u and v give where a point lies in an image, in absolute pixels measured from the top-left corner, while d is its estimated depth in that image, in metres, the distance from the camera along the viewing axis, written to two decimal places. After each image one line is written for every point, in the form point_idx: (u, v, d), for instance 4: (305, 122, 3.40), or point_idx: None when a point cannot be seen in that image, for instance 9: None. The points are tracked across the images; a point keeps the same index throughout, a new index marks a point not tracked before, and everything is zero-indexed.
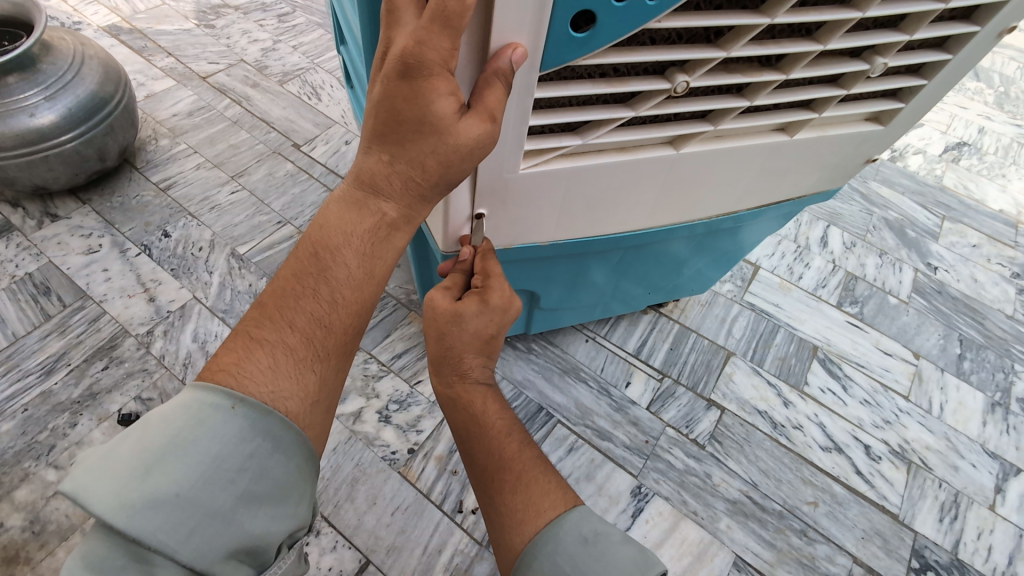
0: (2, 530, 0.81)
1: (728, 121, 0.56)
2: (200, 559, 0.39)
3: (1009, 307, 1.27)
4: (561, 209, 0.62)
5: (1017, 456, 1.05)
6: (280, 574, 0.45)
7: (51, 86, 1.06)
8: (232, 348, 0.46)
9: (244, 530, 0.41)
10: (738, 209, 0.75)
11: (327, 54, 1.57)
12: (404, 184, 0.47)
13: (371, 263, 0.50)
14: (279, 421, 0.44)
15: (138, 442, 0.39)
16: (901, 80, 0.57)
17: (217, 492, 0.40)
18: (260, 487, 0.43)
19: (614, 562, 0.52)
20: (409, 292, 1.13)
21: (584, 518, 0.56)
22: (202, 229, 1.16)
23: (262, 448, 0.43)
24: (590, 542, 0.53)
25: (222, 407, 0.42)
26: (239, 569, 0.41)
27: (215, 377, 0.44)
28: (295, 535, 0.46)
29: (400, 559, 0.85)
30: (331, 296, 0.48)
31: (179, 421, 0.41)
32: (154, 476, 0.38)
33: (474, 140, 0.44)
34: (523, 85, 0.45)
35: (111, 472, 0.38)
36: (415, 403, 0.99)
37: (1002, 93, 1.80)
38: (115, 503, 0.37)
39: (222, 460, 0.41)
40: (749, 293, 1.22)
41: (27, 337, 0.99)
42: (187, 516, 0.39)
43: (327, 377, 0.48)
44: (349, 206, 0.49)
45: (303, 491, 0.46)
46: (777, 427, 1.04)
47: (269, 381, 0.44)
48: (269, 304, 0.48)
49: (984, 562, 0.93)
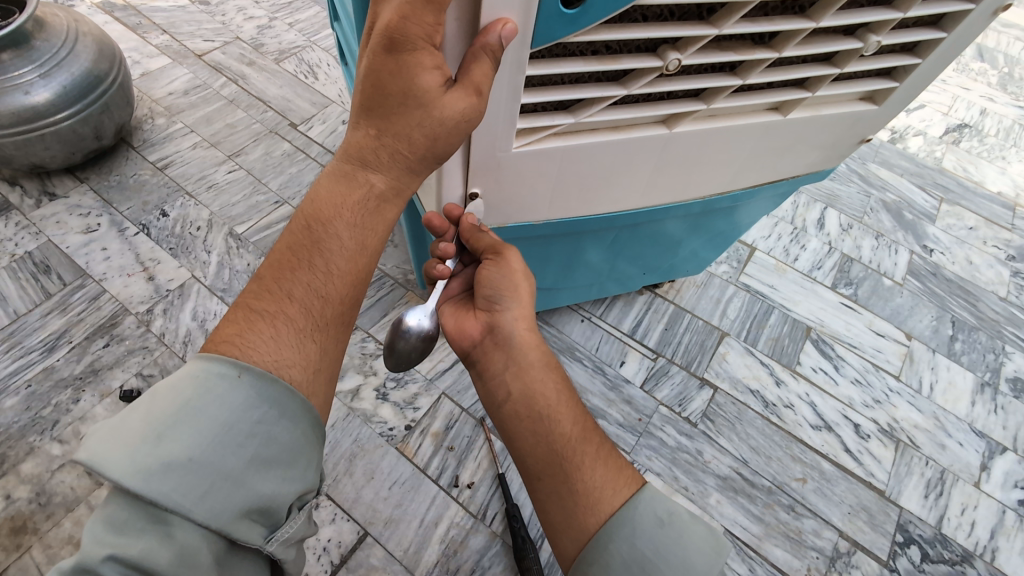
0: (10, 501, 0.83)
1: (722, 99, 0.56)
2: (215, 519, 0.40)
3: (1003, 290, 1.28)
4: (554, 189, 0.63)
5: (1004, 435, 1.07)
6: (293, 534, 0.45)
7: (46, 64, 1.06)
8: (233, 321, 0.47)
9: (255, 491, 0.42)
10: (732, 188, 0.75)
11: (324, 32, 1.55)
12: (392, 157, 0.48)
13: (363, 235, 0.51)
14: (283, 388, 0.45)
15: (148, 411, 0.41)
16: (896, 58, 0.57)
17: (227, 456, 0.41)
18: (269, 452, 0.43)
19: (693, 543, 0.50)
20: (406, 272, 1.14)
21: (657, 495, 0.53)
22: (199, 209, 1.17)
23: (269, 415, 0.44)
24: (667, 523, 0.51)
25: (228, 376, 0.43)
26: (253, 529, 0.42)
27: (217, 347, 0.45)
28: (304, 498, 0.47)
29: (397, 531, 0.87)
30: (326, 268, 0.49)
31: (188, 388, 0.42)
32: (166, 442, 0.40)
33: (460, 114, 0.44)
34: (514, 61, 0.44)
35: (125, 439, 0.39)
36: (413, 381, 1.01)
37: (1006, 74, 1.78)
38: (129, 467, 0.38)
39: (230, 426, 0.42)
40: (745, 274, 1.22)
41: (29, 315, 1.01)
42: (199, 479, 0.40)
43: (327, 346, 0.50)
44: (339, 179, 0.49)
45: (310, 456, 0.47)
46: (768, 406, 1.05)
47: (272, 350, 0.46)
48: (267, 277, 0.49)
49: (967, 537, 0.96)
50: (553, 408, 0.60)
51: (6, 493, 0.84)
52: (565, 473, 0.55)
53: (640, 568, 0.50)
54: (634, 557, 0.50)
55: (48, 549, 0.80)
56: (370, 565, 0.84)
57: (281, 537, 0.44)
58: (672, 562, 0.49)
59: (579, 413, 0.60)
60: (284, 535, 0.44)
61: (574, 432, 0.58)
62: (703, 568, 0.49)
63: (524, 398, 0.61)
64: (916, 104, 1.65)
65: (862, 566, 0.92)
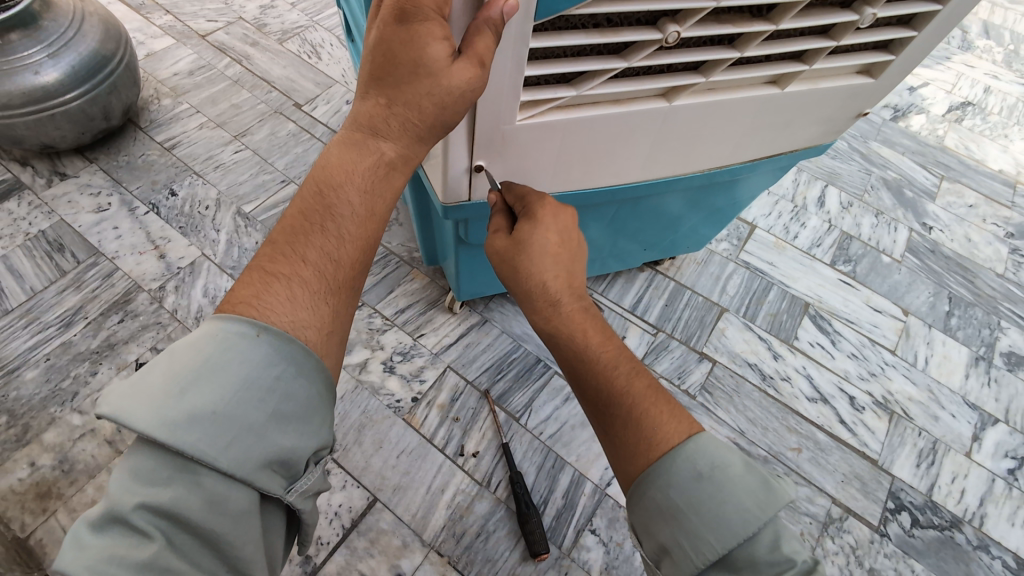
0: (34, 468, 0.87)
1: (720, 72, 0.57)
2: (239, 467, 0.41)
3: (1000, 266, 1.30)
4: (557, 161, 0.64)
5: (996, 407, 1.10)
6: (309, 487, 0.47)
7: (54, 44, 1.07)
8: (250, 282, 0.48)
9: (276, 444, 0.44)
10: (732, 162, 0.76)
11: (326, 12, 1.55)
12: (402, 125, 0.50)
13: (372, 201, 0.53)
14: (299, 348, 0.47)
15: (168, 369, 0.42)
16: (892, 31, 0.59)
17: (249, 409, 0.43)
18: (287, 408, 0.45)
19: (735, 497, 0.49)
20: (411, 250, 1.16)
21: (707, 448, 0.51)
22: (207, 189, 1.19)
23: (286, 372, 0.45)
24: (707, 477, 0.50)
25: (246, 335, 0.45)
26: (273, 480, 0.44)
27: (233, 308, 0.47)
28: (319, 454, 0.49)
29: (405, 497, 0.91)
30: (337, 233, 0.51)
31: (205, 347, 0.43)
32: (188, 396, 0.41)
33: (467, 85, 0.46)
34: (517, 34, 0.46)
35: (148, 395, 0.41)
36: (419, 354, 1.03)
37: (1011, 52, 1.77)
38: (156, 419, 0.39)
39: (251, 381, 0.44)
40: (745, 251, 1.24)
41: (45, 291, 1.03)
42: (223, 430, 0.41)
43: (339, 310, 0.52)
44: (349, 147, 0.52)
45: (323, 412, 0.49)
46: (766, 378, 1.08)
47: (289, 311, 0.47)
48: (280, 241, 0.51)
49: (957, 503, 0.99)
50: (600, 349, 0.60)
51: (30, 461, 0.87)
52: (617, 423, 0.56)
53: (673, 515, 0.50)
54: (669, 504, 0.51)
55: (73, 512, 0.84)
56: (380, 528, 0.88)
57: (298, 489, 0.46)
58: (706, 517, 0.49)
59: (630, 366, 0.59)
60: (301, 488, 0.46)
61: (627, 380, 0.57)
62: (739, 528, 0.48)
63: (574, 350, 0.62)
64: (920, 82, 1.64)
65: (854, 531, 0.95)
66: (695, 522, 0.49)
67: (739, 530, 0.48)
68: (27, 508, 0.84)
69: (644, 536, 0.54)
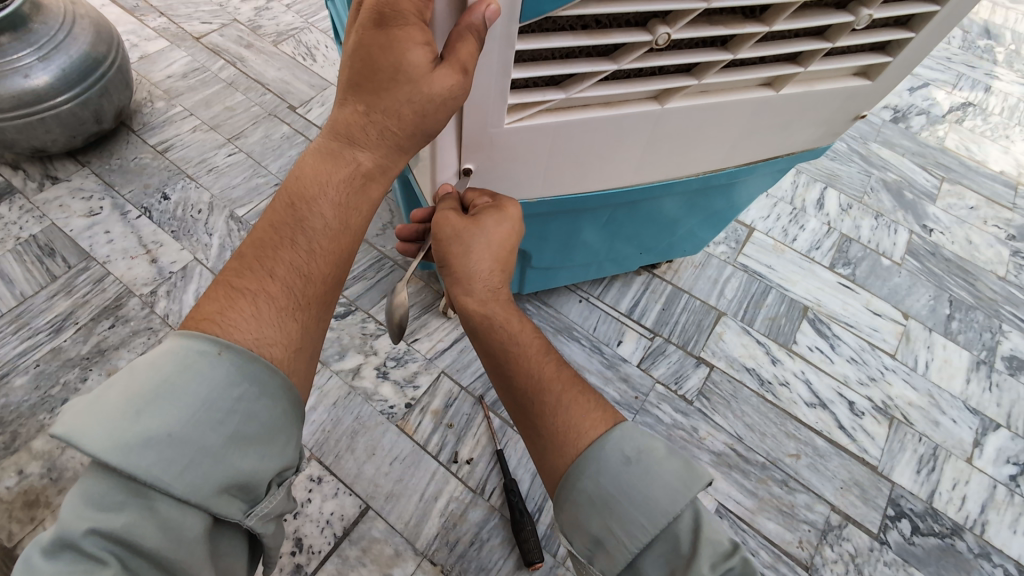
0: (22, 476, 0.86)
1: (713, 74, 0.56)
2: (195, 492, 0.40)
3: (1002, 269, 1.28)
4: (546, 166, 0.63)
5: (998, 412, 1.08)
6: (273, 509, 0.46)
7: (45, 47, 1.06)
8: (216, 298, 0.48)
9: (236, 467, 0.43)
10: (727, 165, 0.75)
11: (321, 13, 1.54)
12: (380, 134, 0.49)
13: (347, 214, 0.52)
14: (266, 367, 0.45)
15: (126, 387, 0.41)
16: (889, 32, 0.58)
17: (208, 432, 0.42)
18: (249, 429, 0.44)
19: (662, 480, 0.49)
20: (406, 253, 1.15)
21: (630, 433, 0.52)
22: (200, 192, 1.18)
23: (249, 392, 0.44)
24: (634, 461, 0.50)
25: (209, 353, 0.44)
26: (231, 503, 0.43)
27: (197, 323, 0.46)
28: (284, 474, 0.48)
29: (398, 505, 0.89)
30: (307, 246, 0.51)
31: (167, 365, 0.42)
32: (145, 418, 0.40)
33: (448, 91, 0.45)
34: (503, 36, 0.45)
35: (103, 414, 0.39)
36: (413, 359, 1.02)
37: (1012, 51, 1.76)
38: (109, 441, 0.38)
39: (213, 401, 0.42)
40: (743, 254, 1.23)
41: (35, 296, 1.02)
42: (180, 454, 0.40)
43: (309, 325, 0.51)
44: (325, 157, 0.51)
45: (290, 432, 0.48)
46: (764, 384, 1.07)
47: (255, 328, 0.47)
48: (248, 255, 0.50)
49: (958, 510, 0.97)
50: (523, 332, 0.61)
51: (19, 469, 0.86)
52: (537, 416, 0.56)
53: (605, 504, 0.50)
54: (599, 495, 0.50)
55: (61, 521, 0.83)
56: (372, 537, 0.87)
57: (259, 512, 0.45)
58: (636, 498, 0.49)
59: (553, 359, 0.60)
60: (263, 510, 0.45)
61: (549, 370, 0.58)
62: (666, 503, 0.48)
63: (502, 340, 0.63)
64: (920, 82, 1.63)
65: (853, 539, 0.93)
66: (626, 507, 0.49)
67: (665, 508, 0.48)
68: (15, 517, 0.83)
69: (574, 535, 0.52)
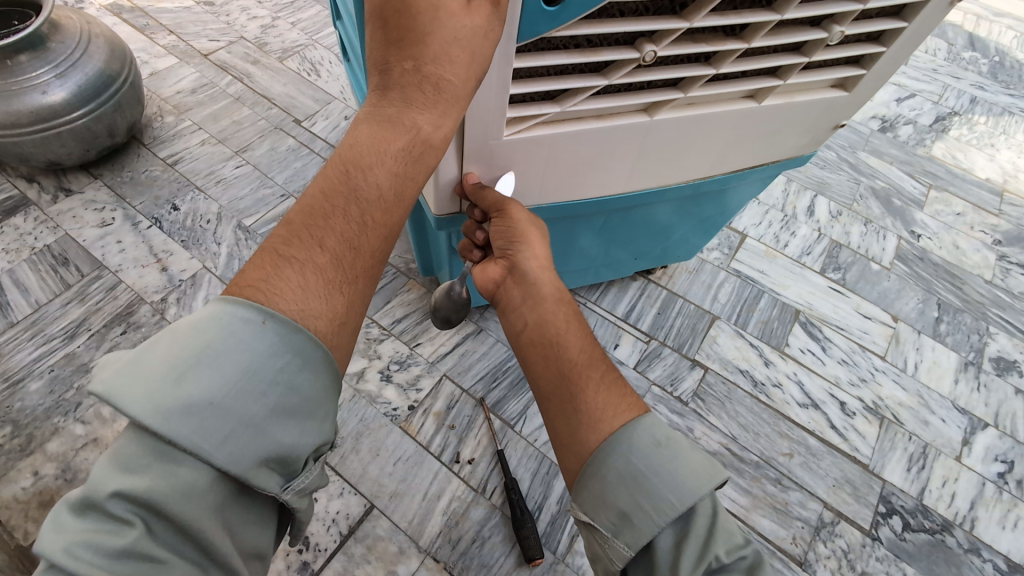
0: (38, 477, 0.88)
1: (698, 88, 0.60)
2: (234, 462, 0.43)
3: (988, 273, 1.32)
4: (543, 175, 0.67)
5: (986, 412, 1.11)
6: (308, 484, 0.49)
7: (61, 65, 1.11)
8: (260, 265, 0.48)
9: (275, 439, 0.45)
10: (716, 173, 0.79)
11: (325, 31, 1.59)
12: (432, 91, 0.50)
13: (401, 182, 0.53)
14: (308, 338, 0.47)
15: (169, 351, 0.43)
16: (861, 47, 0.62)
17: (250, 403, 0.44)
18: (290, 401, 0.46)
19: (688, 466, 0.54)
20: (408, 261, 1.18)
21: (657, 420, 0.57)
22: (209, 203, 1.21)
23: (291, 363, 0.46)
24: (664, 445, 0.55)
25: (253, 322, 0.45)
26: (270, 477, 0.45)
27: (241, 291, 0.47)
28: (319, 450, 0.50)
29: (401, 504, 0.92)
30: (361, 216, 0.51)
31: (210, 332, 0.44)
32: (185, 383, 0.42)
33: (479, 31, 0.47)
34: (502, 49, 0.49)
35: (144, 376, 0.42)
36: (415, 363, 1.05)
37: (996, 63, 1.81)
38: (149, 406, 0.41)
39: (253, 370, 0.45)
40: (736, 260, 1.26)
41: (50, 304, 1.06)
42: (221, 422, 0.43)
43: (355, 298, 0.51)
44: (384, 124, 0.51)
45: (328, 407, 0.50)
46: (757, 385, 1.10)
47: (300, 299, 0.47)
48: (296, 224, 0.50)
49: (948, 507, 1.00)
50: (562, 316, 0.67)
51: (34, 470, 0.89)
52: (571, 393, 0.61)
53: (634, 480, 0.53)
54: (629, 470, 0.54)
55: None
56: (377, 535, 0.89)
57: (296, 486, 0.48)
58: (663, 478, 0.53)
59: (587, 345, 0.65)
60: (299, 485, 0.48)
61: (584, 352, 0.64)
62: (693, 486, 0.52)
63: (537, 327, 0.67)
64: (906, 92, 1.68)
65: (846, 535, 0.96)
66: (656, 484, 0.53)
67: (693, 491, 0.52)
68: (31, 516, 0.85)
69: (596, 509, 0.56)
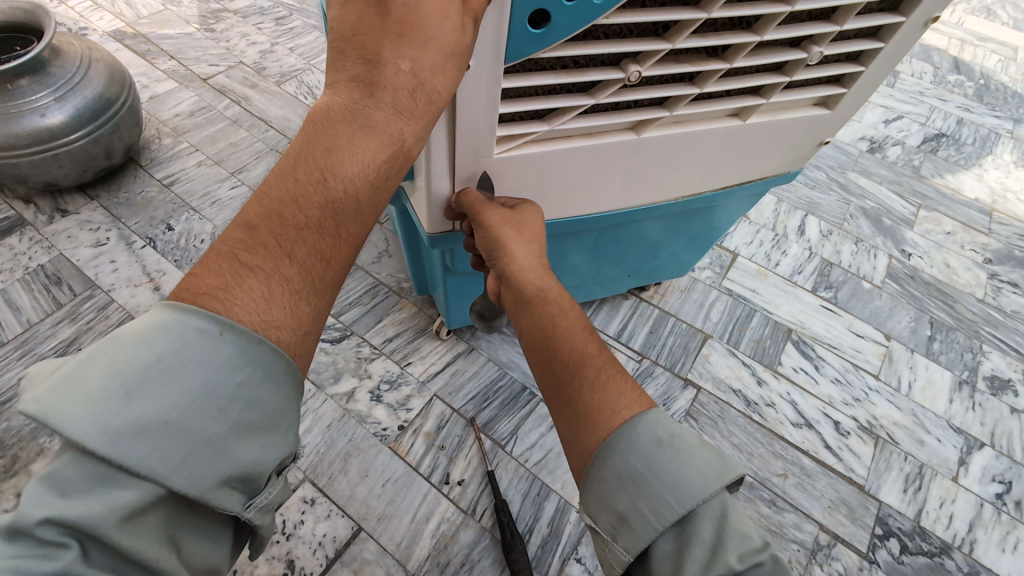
0: (20, 499, 0.87)
1: (683, 107, 0.62)
2: (193, 486, 0.41)
3: (980, 291, 1.32)
4: (534, 193, 0.68)
5: (982, 431, 1.10)
6: (270, 500, 0.48)
7: (61, 89, 1.13)
8: (218, 272, 0.44)
9: (235, 458, 0.43)
10: (705, 190, 0.80)
11: (323, 56, 1.63)
12: (422, 102, 0.47)
13: (377, 195, 0.50)
14: (269, 350, 0.45)
15: (112, 366, 0.39)
16: (841, 67, 0.63)
17: (208, 421, 0.42)
18: (249, 416, 0.45)
19: (693, 464, 0.52)
20: (400, 280, 1.19)
21: (662, 418, 0.55)
22: (203, 223, 1.22)
23: (252, 377, 0.44)
24: (667, 443, 0.53)
25: (210, 332, 0.43)
26: (229, 495, 0.44)
27: (195, 299, 0.44)
28: (283, 465, 0.49)
29: (390, 527, 0.90)
30: (334, 229, 0.48)
31: (160, 346, 0.41)
32: (136, 402, 0.39)
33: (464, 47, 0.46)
34: (490, 55, 0.49)
35: (86, 395, 0.38)
36: (405, 383, 1.05)
37: (982, 85, 1.85)
38: (94, 428, 0.37)
39: (213, 386, 0.42)
40: (727, 279, 1.27)
41: (41, 323, 1.06)
42: (177, 442, 0.40)
43: (319, 311, 0.49)
44: (364, 129, 0.46)
45: (289, 422, 0.48)
46: (749, 405, 1.09)
47: (264, 310, 0.45)
48: (257, 228, 0.45)
49: (945, 529, 0.98)
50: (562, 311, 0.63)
51: (17, 491, 0.88)
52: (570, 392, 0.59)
53: (634, 480, 0.52)
54: (631, 471, 0.53)
55: None
56: (364, 558, 0.87)
57: (259, 503, 0.47)
58: (663, 477, 0.51)
59: (585, 338, 0.61)
60: (262, 501, 0.47)
61: (583, 346, 0.60)
62: (697, 488, 0.50)
63: (534, 328, 0.63)
64: (894, 114, 1.71)
65: (843, 558, 0.94)
66: (656, 488, 0.51)
67: (694, 491, 0.50)
68: None
69: (600, 512, 0.55)
